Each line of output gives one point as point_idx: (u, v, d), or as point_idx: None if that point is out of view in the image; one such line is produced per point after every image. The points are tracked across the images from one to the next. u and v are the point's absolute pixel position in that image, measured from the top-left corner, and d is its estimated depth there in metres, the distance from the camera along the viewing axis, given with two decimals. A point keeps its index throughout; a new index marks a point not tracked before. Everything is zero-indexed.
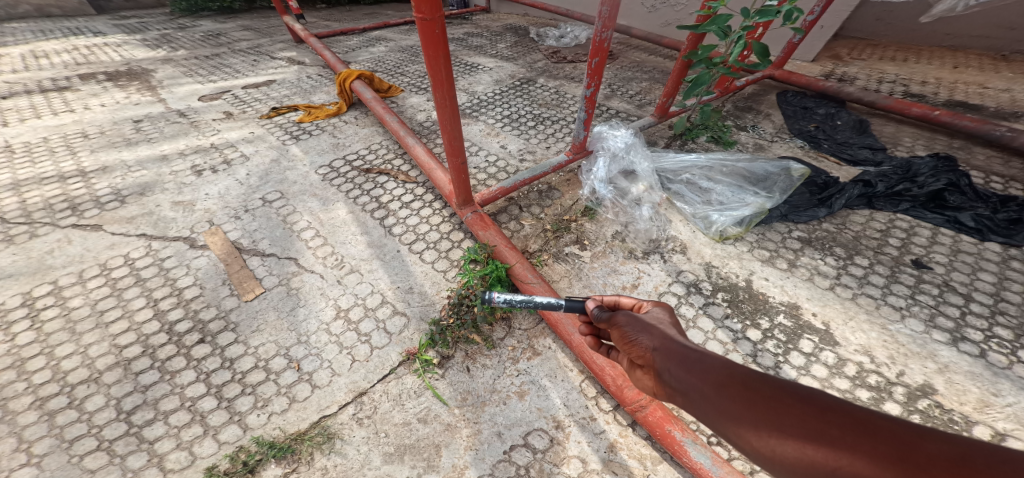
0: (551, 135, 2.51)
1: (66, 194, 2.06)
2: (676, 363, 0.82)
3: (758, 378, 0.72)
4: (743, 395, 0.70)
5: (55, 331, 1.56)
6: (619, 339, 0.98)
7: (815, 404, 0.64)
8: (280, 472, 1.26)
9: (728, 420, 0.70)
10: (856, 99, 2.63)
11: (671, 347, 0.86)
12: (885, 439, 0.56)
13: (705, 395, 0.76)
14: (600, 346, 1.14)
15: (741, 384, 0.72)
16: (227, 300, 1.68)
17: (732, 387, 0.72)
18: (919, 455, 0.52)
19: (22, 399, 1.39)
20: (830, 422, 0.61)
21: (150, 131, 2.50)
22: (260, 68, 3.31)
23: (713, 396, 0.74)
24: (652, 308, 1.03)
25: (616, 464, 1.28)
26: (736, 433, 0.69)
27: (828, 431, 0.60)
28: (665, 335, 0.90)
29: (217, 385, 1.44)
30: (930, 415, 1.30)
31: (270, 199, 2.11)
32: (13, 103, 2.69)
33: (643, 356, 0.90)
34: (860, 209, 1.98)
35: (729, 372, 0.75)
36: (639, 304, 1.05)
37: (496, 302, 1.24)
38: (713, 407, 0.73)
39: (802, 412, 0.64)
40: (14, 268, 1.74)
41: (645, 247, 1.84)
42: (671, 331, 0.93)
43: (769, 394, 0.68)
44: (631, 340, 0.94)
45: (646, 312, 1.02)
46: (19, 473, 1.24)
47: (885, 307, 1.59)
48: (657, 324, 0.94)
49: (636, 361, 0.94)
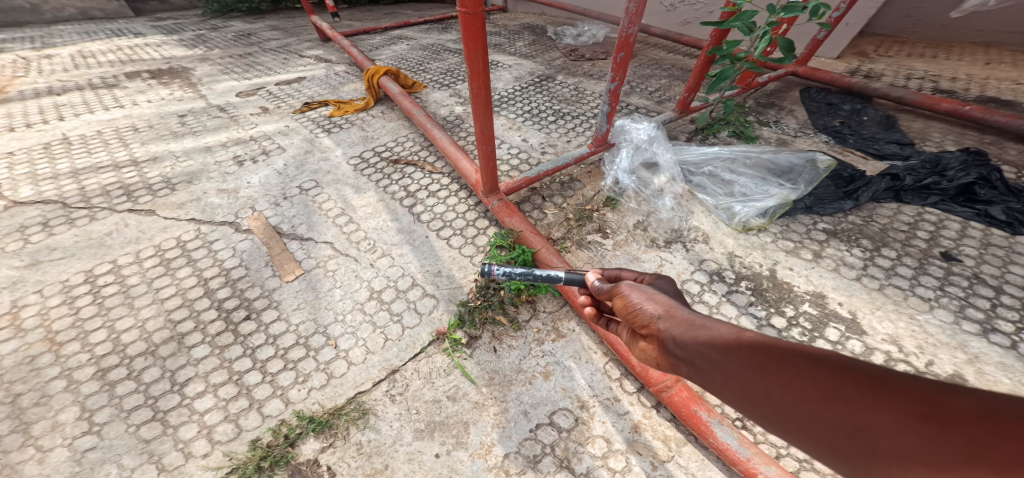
0: (571, 130, 2.55)
1: (121, 182, 2.20)
2: (680, 332, 0.84)
3: (767, 342, 0.72)
4: (752, 359, 0.71)
5: (115, 306, 1.68)
6: (621, 308, 1.00)
7: (828, 365, 0.63)
8: (318, 445, 1.32)
9: (739, 386, 0.71)
10: (882, 95, 2.60)
11: (673, 316, 0.88)
12: (906, 395, 0.56)
13: (713, 362, 0.76)
14: (599, 319, 1.22)
15: (750, 349, 0.72)
16: (271, 280, 1.78)
17: (742, 354, 0.72)
18: (943, 411, 0.52)
19: (86, 370, 1.50)
20: (845, 382, 0.60)
21: (194, 124, 2.64)
22: (291, 66, 3.43)
23: (722, 363, 0.75)
24: (652, 281, 1.07)
25: (640, 444, 1.31)
26: (748, 398, 0.69)
27: (845, 391, 0.60)
28: (668, 304, 0.93)
29: (261, 360, 1.53)
30: None
31: (306, 187, 2.20)
32: (67, 99, 2.87)
33: (647, 326, 0.92)
34: (887, 202, 1.97)
35: (736, 338, 0.76)
36: (640, 277, 1.09)
37: (496, 275, 1.35)
38: (723, 374, 0.74)
39: (816, 374, 0.63)
40: (77, 248, 1.87)
41: (667, 236, 1.86)
42: (673, 301, 0.95)
43: (779, 356, 0.68)
44: (635, 309, 0.96)
45: (647, 285, 1.05)
46: (82, 440, 1.34)
47: (913, 298, 1.59)
48: (660, 296, 0.97)
49: (638, 330, 0.97)
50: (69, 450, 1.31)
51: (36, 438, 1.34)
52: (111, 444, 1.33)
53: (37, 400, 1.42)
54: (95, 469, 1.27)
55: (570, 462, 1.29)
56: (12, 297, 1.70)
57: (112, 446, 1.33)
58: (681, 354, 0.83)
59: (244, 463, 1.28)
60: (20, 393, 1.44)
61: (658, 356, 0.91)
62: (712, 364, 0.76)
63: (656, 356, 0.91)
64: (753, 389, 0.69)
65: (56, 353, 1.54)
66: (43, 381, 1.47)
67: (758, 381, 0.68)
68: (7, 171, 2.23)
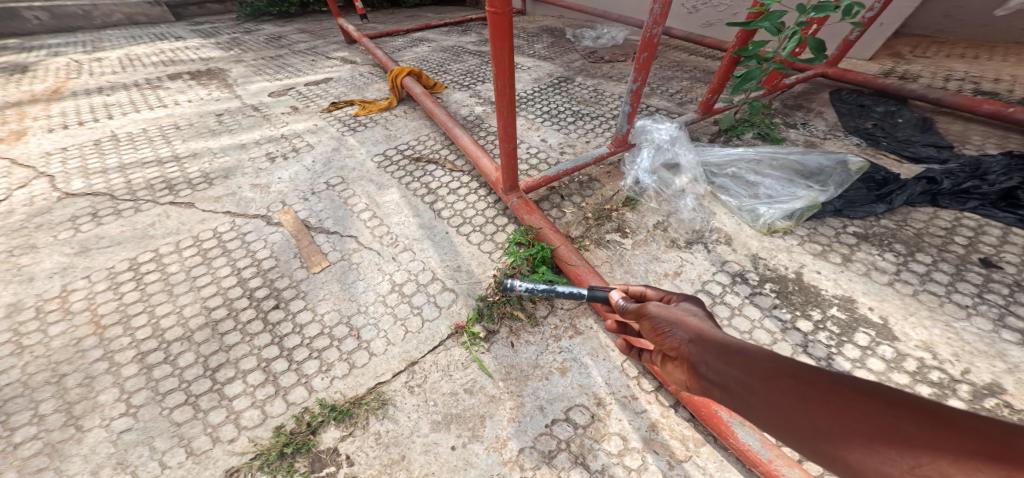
0: (591, 130, 2.55)
1: (164, 176, 2.33)
2: (713, 355, 0.82)
3: (810, 371, 0.68)
4: (793, 387, 0.67)
5: (155, 293, 1.78)
6: (649, 330, 0.99)
7: (882, 400, 0.59)
8: (339, 434, 1.37)
9: (780, 415, 0.67)
10: (919, 97, 2.50)
11: (705, 339, 0.86)
12: (972, 437, 0.50)
13: (749, 388, 0.74)
14: (630, 350, 1.21)
15: (790, 377, 0.69)
16: (299, 271, 1.86)
17: (781, 380, 0.69)
18: (1012, 450, 0.46)
19: (127, 353, 1.60)
20: (901, 417, 0.56)
21: (230, 123, 2.77)
22: (319, 67, 3.55)
23: (760, 389, 0.71)
24: (681, 300, 1.04)
25: (657, 444, 1.30)
26: (789, 428, 0.66)
27: (901, 426, 0.55)
28: (700, 327, 0.90)
29: (288, 348, 1.60)
30: (998, 414, 1.24)
31: (332, 183, 2.28)
32: (116, 99, 3.05)
33: (676, 348, 0.91)
34: (922, 206, 1.89)
35: (776, 365, 0.72)
36: (667, 297, 1.06)
37: (518, 291, 1.48)
38: (761, 402, 0.71)
39: (868, 407, 0.59)
40: (123, 237, 1.99)
41: (688, 237, 1.84)
42: (706, 323, 0.92)
43: (825, 386, 0.64)
44: (663, 332, 0.95)
45: (676, 305, 1.02)
46: (119, 421, 1.41)
47: (949, 305, 1.52)
48: (690, 318, 0.94)
49: (668, 352, 0.94)
50: (106, 431, 1.39)
51: (78, 418, 1.42)
52: (145, 426, 1.40)
53: (80, 381, 1.52)
54: (130, 450, 1.35)
55: (586, 458, 1.29)
56: (64, 281, 1.82)
57: (145, 428, 1.40)
58: (713, 379, 0.81)
59: (268, 449, 1.33)
60: (66, 374, 1.53)
61: (688, 379, 0.88)
62: (749, 391, 0.73)
63: (688, 380, 0.89)
64: (795, 418, 0.65)
65: (100, 336, 1.64)
66: (86, 362, 1.56)
67: (802, 411, 0.64)
68: (61, 164, 2.39)
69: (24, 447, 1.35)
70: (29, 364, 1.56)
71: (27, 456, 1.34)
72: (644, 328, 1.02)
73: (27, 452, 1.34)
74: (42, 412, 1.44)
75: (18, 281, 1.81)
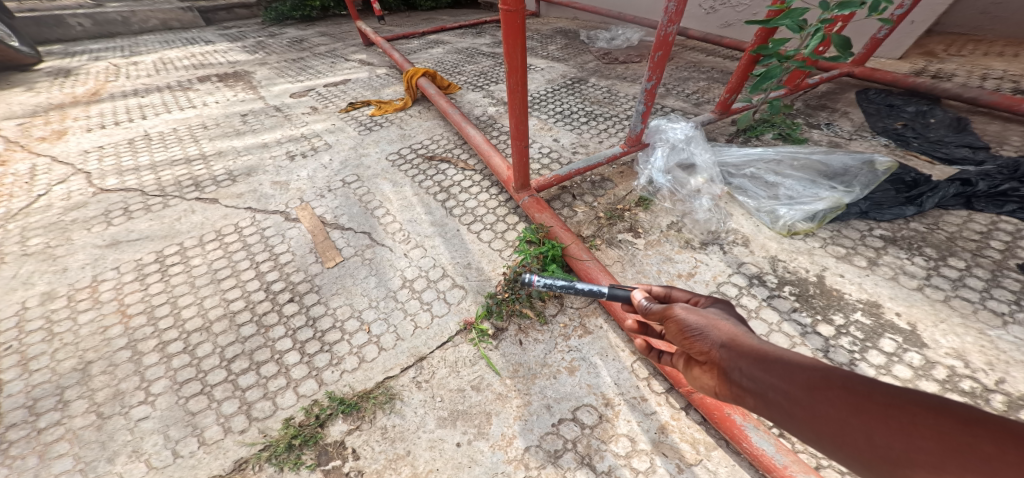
0: (604, 131, 2.52)
1: (191, 174, 2.42)
2: (748, 361, 0.77)
3: (866, 382, 0.64)
4: (845, 400, 0.63)
5: (179, 284, 1.86)
6: (675, 333, 0.92)
7: (954, 415, 0.55)
8: (346, 427, 1.38)
9: (830, 427, 0.64)
10: (953, 96, 2.38)
11: (740, 343, 0.81)
12: None
13: (792, 398, 0.70)
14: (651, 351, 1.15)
15: (841, 387, 0.65)
16: (314, 266, 1.90)
17: (830, 390, 0.65)
18: None
19: (149, 342, 1.66)
20: (977, 436, 0.52)
21: (254, 123, 2.87)
22: (338, 69, 3.64)
23: (806, 401, 0.67)
24: (709, 303, 0.97)
25: (666, 446, 1.27)
26: (841, 443, 0.63)
27: (978, 446, 0.51)
28: (734, 331, 0.85)
29: (301, 341, 1.64)
30: None
31: (348, 181, 2.33)
32: (150, 100, 3.20)
33: (705, 353, 0.85)
34: (955, 209, 1.80)
35: (824, 374, 0.67)
36: (694, 299, 1.00)
37: (536, 284, 1.36)
38: (808, 413, 0.67)
39: (935, 424, 0.55)
40: (152, 230, 2.09)
41: (703, 237, 1.80)
42: (740, 328, 0.86)
43: (884, 401, 0.61)
44: (692, 335, 0.89)
45: (704, 307, 0.96)
46: (138, 409, 1.47)
47: (983, 312, 1.44)
48: (723, 321, 0.88)
49: (696, 356, 0.89)
50: (125, 418, 1.45)
51: (100, 405, 1.49)
52: (161, 415, 1.45)
53: (104, 368, 1.59)
54: (146, 438, 1.40)
55: (592, 459, 1.26)
56: (95, 272, 1.91)
57: (161, 417, 1.45)
58: (748, 386, 0.77)
59: (277, 440, 1.35)
60: (92, 361, 1.61)
61: (718, 385, 0.84)
62: (793, 401, 0.69)
63: (717, 387, 0.84)
64: (849, 432, 0.62)
65: (125, 325, 1.72)
66: (111, 350, 1.64)
67: (853, 425, 0.61)
68: (97, 162, 2.52)
69: (48, 432, 1.42)
70: (59, 351, 1.64)
71: (50, 441, 1.40)
72: (670, 331, 0.95)
73: (50, 437, 1.41)
74: (67, 398, 1.51)
75: (53, 271, 1.91)
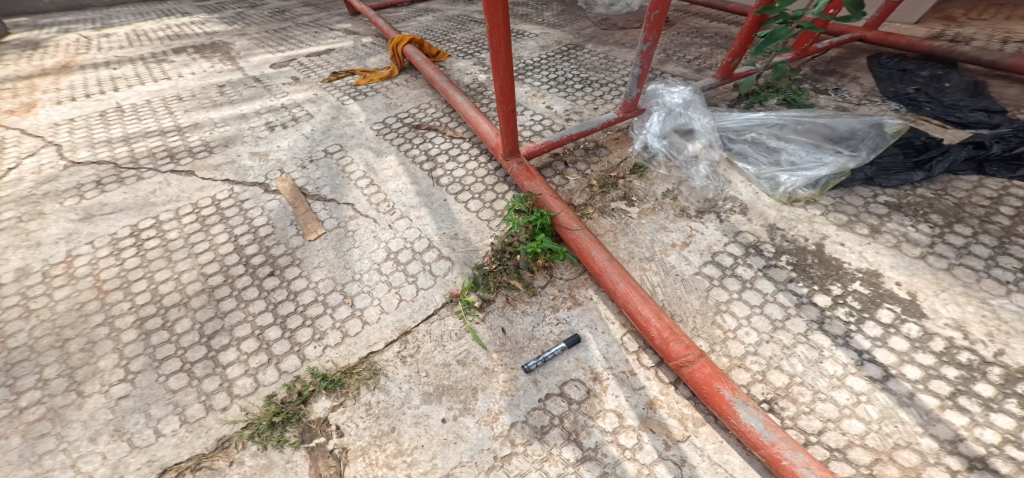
0: (600, 97, 2.40)
1: (166, 145, 2.33)
2: None
3: None
4: None
5: (155, 258, 1.79)
6: None
7: None
8: (329, 404, 1.34)
9: None
10: (970, 59, 2.26)
11: None
12: None
13: None
14: None
15: None
16: (295, 238, 1.83)
17: None
18: None
19: (127, 319, 1.61)
20: None
21: (231, 94, 2.74)
22: (322, 39, 3.48)
23: None
24: None
25: (655, 423, 1.22)
26: None
27: None
28: None
29: (282, 316, 1.58)
30: None
31: (331, 151, 2.23)
32: (122, 72, 3.07)
33: None
34: (966, 174, 1.69)
35: None
36: None
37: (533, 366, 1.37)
38: None
39: None
40: (126, 203, 2.01)
41: (699, 206, 1.71)
42: None
43: None
44: None
45: None
46: (118, 387, 1.43)
47: (988, 281, 1.36)
48: None
49: None
50: (105, 397, 1.41)
51: (80, 383, 1.44)
52: (142, 393, 1.41)
53: (83, 346, 1.54)
54: (127, 417, 1.35)
55: (579, 436, 1.21)
56: (69, 247, 1.85)
57: (142, 395, 1.41)
58: None
59: (259, 418, 1.31)
60: (70, 338, 1.56)
61: None
62: None
63: None
64: None
65: (103, 301, 1.67)
66: (89, 327, 1.59)
67: None
68: (68, 134, 2.42)
69: (30, 412, 1.38)
70: (36, 328, 1.59)
71: (32, 420, 1.36)
72: None
73: (33, 417, 1.37)
74: (47, 377, 1.47)
75: (26, 247, 1.85)
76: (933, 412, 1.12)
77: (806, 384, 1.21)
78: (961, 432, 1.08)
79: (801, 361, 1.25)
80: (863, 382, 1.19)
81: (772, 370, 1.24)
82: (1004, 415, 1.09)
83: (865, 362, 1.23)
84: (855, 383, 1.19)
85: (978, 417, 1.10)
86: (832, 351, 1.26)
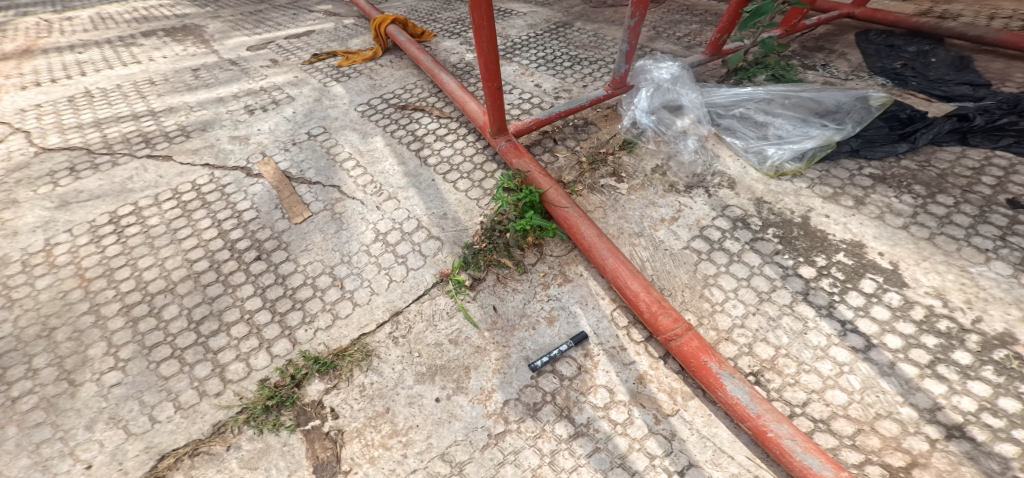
0: (589, 75, 2.37)
1: (140, 130, 2.26)
2: None
3: None
4: None
5: (138, 245, 1.76)
6: None
7: None
8: (323, 387, 1.34)
9: None
10: (957, 35, 2.28)
11: None
12: None
13: None
14: None
15: None
16: (280, 222, 1.80)
17: None
18: None
19: (113, 306, 1.59)
20: None
21: (207, 77, 2.66)
22: (301, 21, 3.37)
23: None
24: None
25: (645, 397, 1.24)
26: None
27: None
28: None
29: (272, 299, 1.57)
30: (1007, 367, 1.14)
31: (314, 134, 2.19)
32: (88, 57, 2.95)
33: None
34: (950, 146, 1.71)
35: None
36: None
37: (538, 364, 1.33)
38: None
39: None
40: (102, 190, 1.96)
41: (688, 181, 1.71)
42: None
43: None
44: None
45: None
46: (109, 375, 1.41)
47: (968, 249, 1.39)
48: None
49: None
50: (97, 385, 1.39)
51: (70, 372, 1.42)
52: (134, 380, 1.40)
53: (70, 335, 1.51)
54: (120, 405, 1.34)
55: (571, 412, 1.23)
56: (47, 235, 1.80)
57: (134, 382, 1.39)
58: None
59: (253, 403, 1.30)
60: (56, 327, 1.53)
61: None
62: None
63: None
64: None
65: (87, 289, 1.63)
66: (75, 316, 1.56)
67: None
68: (36, 120, 2.34)
69: (23, 402, 1.36)
70: (20, 318, 1.56)
71: (25, 410, 1.34)
72: None
73: (26, 406, 1.35)
74: (37, 366, 1.44)
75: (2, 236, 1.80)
76: (913, 381, 1.14)
77: (791, 356, 1.23)
78: (939, 400, 1.10)
79: (786, 333, 1.27)
80: (845, 353, 1.22)
81: (758, 342, 1.27)
82: (981, 383, 1.12)
83: (848, 332, 1.26)
84: (838, 354, 1.22)
85: (956, 385, 1.13)
86: (816, 322, 1.29)
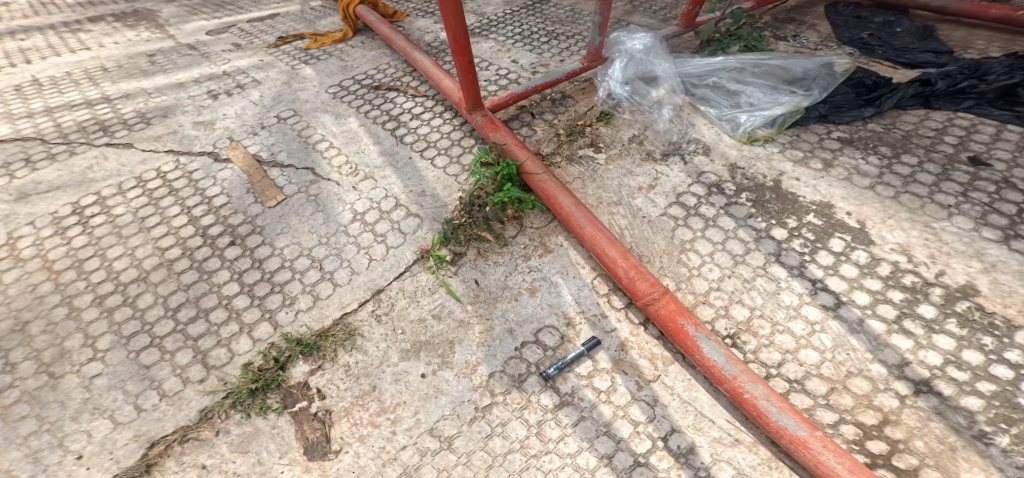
0: (566, 49, 2.35)
1: (95, 118, 2.16)
2: None
3: None
4: None
5: (105, 235, 1.69)
6: None
7: None
8: (308, 368, 1.33)
9: None
10: (921, 6, 2.34)
11: None
12: None
13: None
14: None
15: None
16: (254, 206, 1.76)
17: None
18: None
19: (86, 297, 1.53)
20: None
21: (164, 62, 2.55)
22: (263, 3, 3.24)
23: None
24: None
25: (627, 364, 1.27)
26: None
27: None
28: None
29: (250, 284, 1.54)
30: (967, 318, 1.20)
31: (284, 116, 2.13)
32: (31, 44, 2.79)
33: None
34: (914, 109, 1.77)
35: None
36: None
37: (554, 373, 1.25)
38: None
39: None
40: (62, 181, 1.87)
41: (664, 149, 1.73)
42: None
43: None
44: None
45: None
46: (89, 366, 1.37)
47: (931, 206, 1.45)
48: None
49: None
50: (77, 376, 1.35)
51: (48, 365, 1.37)
52: (115, 370, 1.36)
53: (44, 328, 1.46)
54: (103, 395, 1.30)
55: (556, 382, 1.25)
56: (8, 228, 1.72)
57: (116, 372, 1.35)
58: None
59: (238, 387, 1.28)
60: (29, 321, 1.48)
61: None
62: None
63: None
64: None
65: (56, 281, 1.57)
66: (47, 308, 1.50)
67: None
68: None
69: (2, 396, 1.31)
70: None
71: (6, 405, 1.29)
72: None
73: (6, 401, 1.30)
74: (12, 361, 1.39)
75: None
76: (880, 338, 1.19)
77: (765, 317, 1.27)
78: (906, 355, 1.15)
79: (760, 294, 1.31)
80: (816, 311, 1.26)
81: (734, 304, 1.30)
82: (945, 335, 1.17)
83: (819, 291, 1.30)
84: (810, 312, 1.26)
85: (921, 339, 1.18)
86: (788, 282, 1.33)
